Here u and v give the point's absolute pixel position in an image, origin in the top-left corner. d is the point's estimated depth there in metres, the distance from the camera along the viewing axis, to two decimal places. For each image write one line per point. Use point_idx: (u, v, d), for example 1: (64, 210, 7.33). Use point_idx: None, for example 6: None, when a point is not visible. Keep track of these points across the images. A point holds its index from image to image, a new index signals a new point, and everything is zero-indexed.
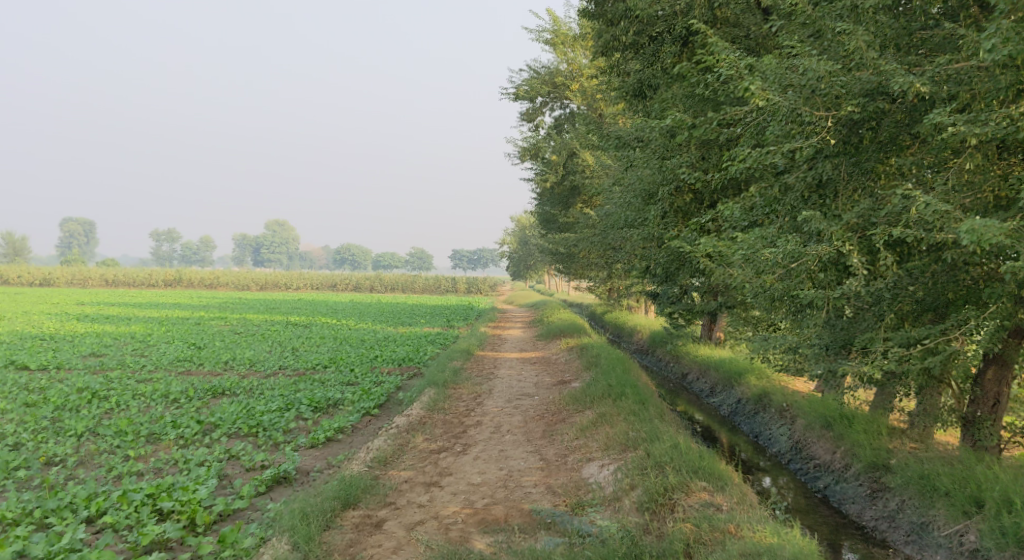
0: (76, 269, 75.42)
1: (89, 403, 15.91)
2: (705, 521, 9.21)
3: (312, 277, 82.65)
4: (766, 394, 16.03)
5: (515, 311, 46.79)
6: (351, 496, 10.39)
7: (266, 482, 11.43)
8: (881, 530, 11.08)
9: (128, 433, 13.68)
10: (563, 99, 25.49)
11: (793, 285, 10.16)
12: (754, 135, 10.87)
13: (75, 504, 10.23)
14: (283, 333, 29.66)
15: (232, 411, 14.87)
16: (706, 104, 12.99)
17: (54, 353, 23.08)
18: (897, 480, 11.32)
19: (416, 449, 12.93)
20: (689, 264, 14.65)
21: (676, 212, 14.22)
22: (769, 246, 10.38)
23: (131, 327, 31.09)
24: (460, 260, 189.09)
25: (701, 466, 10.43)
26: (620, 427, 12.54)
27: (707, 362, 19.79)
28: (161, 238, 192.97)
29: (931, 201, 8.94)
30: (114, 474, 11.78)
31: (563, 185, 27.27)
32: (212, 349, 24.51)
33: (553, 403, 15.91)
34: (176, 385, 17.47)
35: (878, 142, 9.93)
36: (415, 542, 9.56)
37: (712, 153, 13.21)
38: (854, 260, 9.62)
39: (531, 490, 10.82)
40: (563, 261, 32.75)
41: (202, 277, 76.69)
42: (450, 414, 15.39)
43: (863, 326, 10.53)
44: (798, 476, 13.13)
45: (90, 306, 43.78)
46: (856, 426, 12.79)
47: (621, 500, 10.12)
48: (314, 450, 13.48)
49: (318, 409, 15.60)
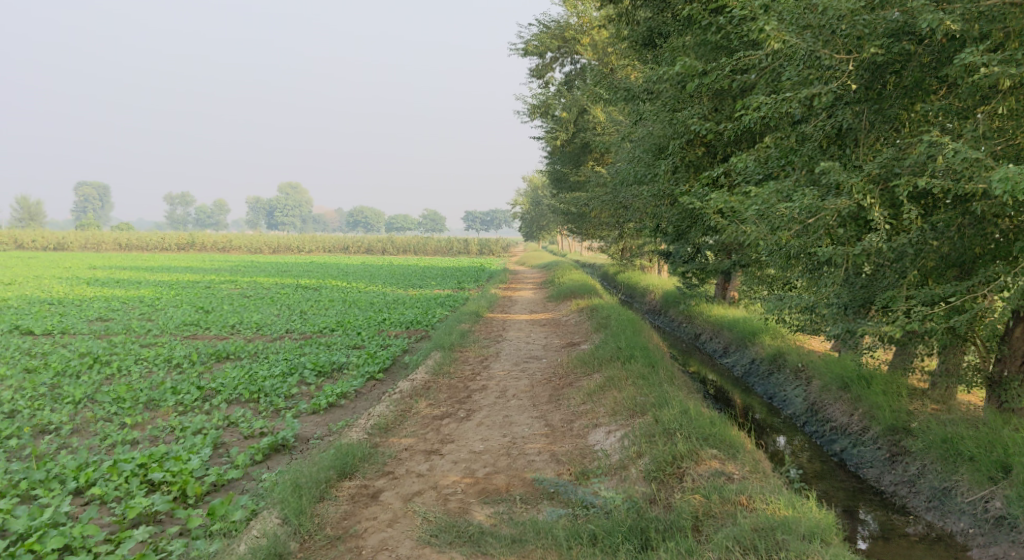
0: (90, 234, 75.53)
1: (90, 369, 15.59)
2: (716, 492, 8.77)
3: (325, 239, 82.43)
4: (781, 354, 15.50)
5: (527, 272, 46.23)
6: (347, 465, 10.03)
7: (264, 451, 11.07)
8: (900, 496, 10.60)
9: (126, 400, 13.34)
10: (574, 54, 24.79)
11: (810, 242, 9.58)
12: (768, 82, 10.24)
13: (64, 475, 9.91)
14: (292, 296, 29.35)
15: (233, 377, 14.50)
16: (719, 52, 12.39)
17: (60, 317, 22.84)
18: (917, 444, 10.81)
19: (418, 415, 12.53)
20: (702, 221, 14.10)
21: (687, 167, 13.61)
22: (784, 200, 9.79)
23: (140, 291, 30.83)
24: (473, 222, 188.42)
25: (712, 433, 9.95)
26: (628, 392, 12.08)
27: (720, 322, 19.26)
28: (174, 202, 193.23)
29: (961, 149, 8.30)
30: (109, 443, 11.44)
31: (573, 143, 26.55)
32: (219, 313, 24.17)
33: (561, 365, 15.48)
34: (179, 350, 17.13)
35: (902, 87, 9.25)
36: (412, 514, 9.19)
37: (726, 104, 12.51)
38: (875, 214, 9.04)
39: (534, 459, 10.41)
40: (575, 221, 32.12)
41: (215, 241, 76.49)
42: (455, 377, 15.00)
43: (884, 284, 9.96)
44: (813, 439, 12.65)
45: (102, 270, 43.56)
46: (874, 387, 12.27)
47: (627, 469, 9.70)
48: (316, 416, 13.10)
49: (322, 374, 15.26)
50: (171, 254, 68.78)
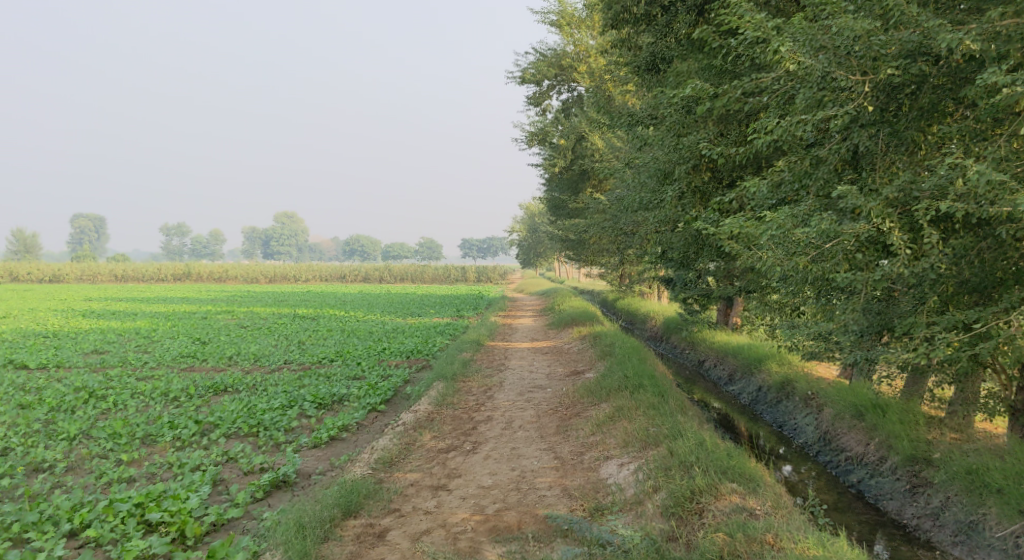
0: (86, 265, 75.10)
1: (85, 403, 15.22)
2: (740, 530, 8.45)
3: (321, 268, 82.11)
4: (789, 382, 15.18)
5: (525, 300, 45.92)
6: (352, 504, 9.69)
7: (264, 488, 10.72)
8: (924, 530, 10.27)
9: (122, 436, 12.97)
10: (571, 81, 24.75)
11: (828, 268, 9.37)
12: (780, 105, 10.09)
13: (58, 517, 9.54)
14: (290, 326, 28.99)
15: (232, 410, 14.15)
16: (725, 76, 12.25)
17: (55, 350, 22.48)
18: (940, 476, 10.50)
19: (423, 448, 12.18)
20: (708, 247, 13.90)
21: (693, 192, 13.31)
22: (800, 225, 9.61)
23: (136, 323, 30.48)
24: (470, 249, 188.42)
25: (730, 466, 9.65)
26: (639, 422, 11.78)
27: (724, 348, 18.95)
28: (170, 232, 193.12)
29: (984, 171, 8.13)
30: (104, 481, 11.07)
31: (572, 170, 26.39)
32: (217, 344, 23.81)
33: (566, 395, 15.15)
34: (176, 383, 16.78)
35: (918, 109, 9.11)
36: (421, 555, 8.84)
37: (732, 128, 12.33)
38: (895, 238, 8.84)
39: (546, 493, 10.08)
40: (574, 248, 31.90)
41: (212, 271, 76.17)
42: (459, 408, 14.66)
43: (901, 310, 9.73)
44: (828, 469, 12.30)
45: (99, 302, 43.21)
46: (890, 415, 11.95)
47: (643, 504, 9.39)
48: (317, 451, 12.74)
49: (322, 406, 14.91)
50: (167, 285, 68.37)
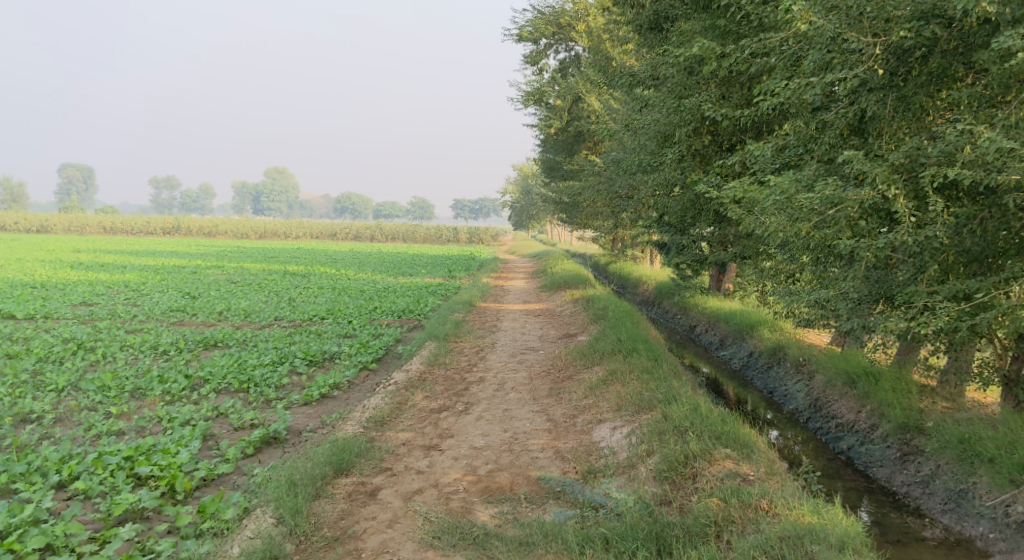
0: (73, 216, 74.33)
1: (73, 355, 15.08)
2: (734, 495, 8.44)
3: (312, 225, 81.54)
4: (780, 348, 15.16)
5: (517, 262, 45.76)
6: (343, 462, 9.63)
7: (255, 444, 10.64)
8: (914, 497, 10.31)
9: (111, 389, 12.85)
10: (569, 41, 24.37)
11: (831, 235, 9.28)
12: (787, 67, 9.98)
13: (46, 468, 9.45)
14: (281, 283, 28.80)
15: (222, 365, 14.05)
16: (731, 36, 12.01)
17: (43, 301, 22.28)
18: (932, 444, 10.52)
19: (414, 408, 12.11)
20: (706, 212, 13.77)
21: (693, 156, 13.15)
22: (803, 190, 9.53)
23: (125, 276, 30.19)
24: (462, 210, 187.57)
25: (724, 431, 9.64)
26: (632, 386, 11.73)
27: (716, 314, 18.89)
28: (160, 185, 191.52)
29: (995, 138, 8.02)
30: (93, 434, 10.97)
31: (567, 131, 26.07)
32: (206, 299, 23.60)
33: (559, 357, 15.09)
34: (166, 337, 16.63)
35: (928, 73, 9.00)
36: (413, 514, 8.81)
37: (734, 91, 12.14)
38: (900, 206, 8.80)
39: (538, 455, 10.05)
40: (567, 210, 31.66)
41: (202, 225, 75.62)
42: (451, 368, 14.60)
43: (900, 279, 9.65)
44: (818, 436, 12.30)
45: (87, 254, 42.78)
46: (882, 383, 11.94)
47: (636, 468, 9.38)
48: (308, 408, 12.67)
49: (313, 363, 14.82)
50: (156, 238, 67.89)
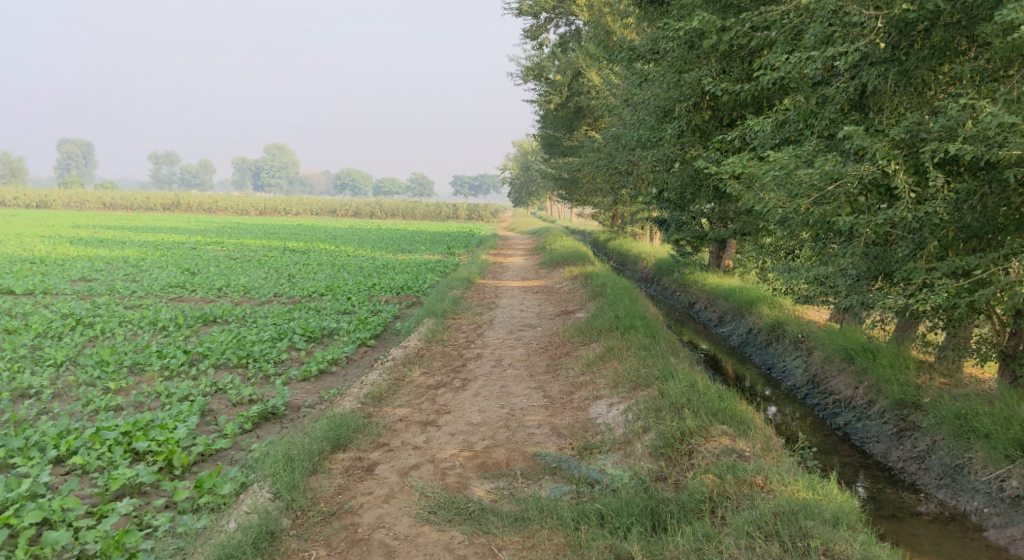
0: (72, 192, 74.15)
1: (72, 331, 15.08)
2: (729, 471, 8.44)
3: (312, 202, 81.27)
4: (779, 324, 15.14)
5: (517, 239, 45.70)
6: (341, 437, 9.65)
7: (253, 419, 10.65)
8: (910, 473, 10.34)
9: (109, 364, 12.86)
10: (569, 15, 24.18)
11: (829, 211, 9.26)
12: (788, 41, 9.91)
13: (44, 443, 9.47)
14: (280, 259, 28.75)
15: (221, 341, 14.05)
16: (732, 9, 11.90)
17: (42, 276, 22.23)
18: (929, 420, 10.53)
19: (412, 384, 12.12)
20: (706, 187, 13.71)
21: (693, 131, 13.07)
22: (803, 165, 9.50)
23: (124, 252, 30.10)
24: (462, 186, 186.98)
25: (721, 408, 9.65)
26: (630, 363, 11.74)
27: (715, 290, 18.86)
28: (160, 161, 191.00)
29: (996, 112, 7.95)
30: (91, 409, 10.98)
31: (567, 107, 25.90)
32: (206, 275, 23.55)
33: (557, 333, 15.09)
34: (165, 312, 16.61)
35: (930, 47, 8.94)
36: (409, 490, 8.83)
37: (735, 65, 12.03)
38: (899, 181, 8.75)
39: (535, 432, 10.06)
40: (567, 187, 31.51)
41: (201, 201, 75.45)
42: (449, 345, 14.61)
43: (899, 255, 9.63)
44: (815, 412, 12.32)
45: (87, 229, 42.59)
46: (880, 359, 11.94)
47: (632, 444, 9.40)
48: (306, 384, 12.68)
49: (312, 339, 14.82)
50: (155, 214, 67.82)
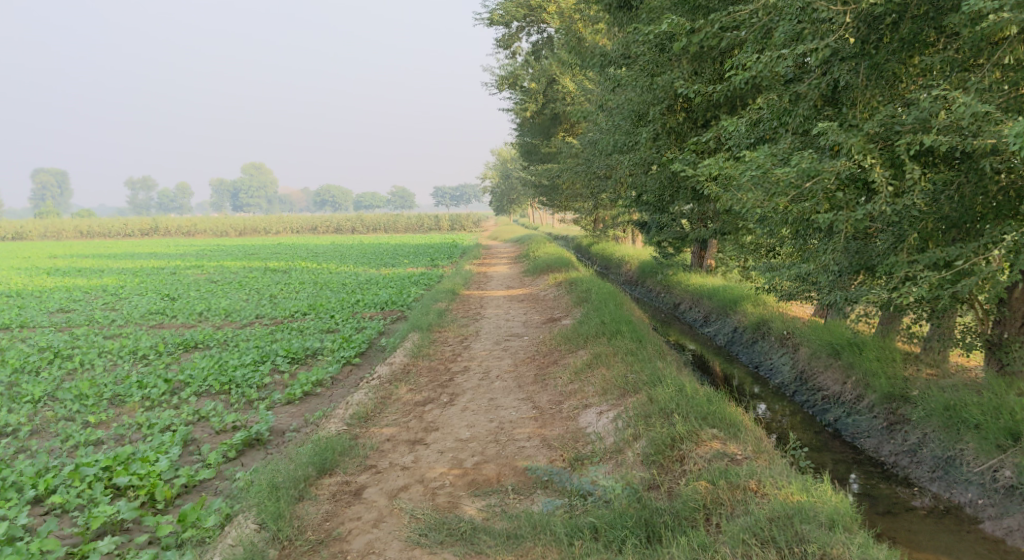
0: (48, 222, 73.36)
1: (51, 365, 14.80)
2: (722, 476, 8.35)
3: (292, 220, 80.82)
4: (765, 322, 15.10)
5: (499, 246, 45.61)
6: (327, 461, 9.47)
7: (236, 447, 10.46)
8: (902, 467, 10.28)
9: (89, 397, 12.61)
10: (540, 23, 24.15)
11: (809, 208, 9.23)
12: (758, 39, 9.89)
13: (21, 483, 9.24)
14: (261, 280, 28.47)
15: (203, 367, 13.81)
16: (702, 11, 11.89)
17: (19, 310, 21.90)
18: (918, 413, 10.49)
19: (399, 402, 11.95)
20: (684, 190, 13.67)
21: (668, 133, 13.03)
22: (779, 164, 9.46)
23: (103, 280, 29.75)
24: (442, 197, 186.78)
25: (711, 412, 9.55)
26: (617, 369, 11.63)
27: (700, 290, 18.80)
28: (136, 186, 189.76)
29: (970, 102, 7.96)
30: (71, 445, 10.75)
31: (543, 114, 25.81)
32: (186, 300, 23.27)
33: (543, 342, 14.96)
34: (145, 340, 16.36)
35: (899, 40, 8.95)
36: (398, 512, 8.67)
37: (706, 66, 11.99)
38: (877, 175, 8.71)
39: (524, 445, 9.92)
40: (547, 193, 31.41)
41: (180, 225, 74.90)
42: (435, 359, 14.45)
43: (880, 249, 9.60)
44: (805, 409, 12.25)
45: (66, 259, 42.13)
46: (866, 353, 11.89)
47: (623, 453, 9.29)
48: (291, 407, 12.48)
49: (295, 360, 14.62)
50: (134, 240, 67.25)
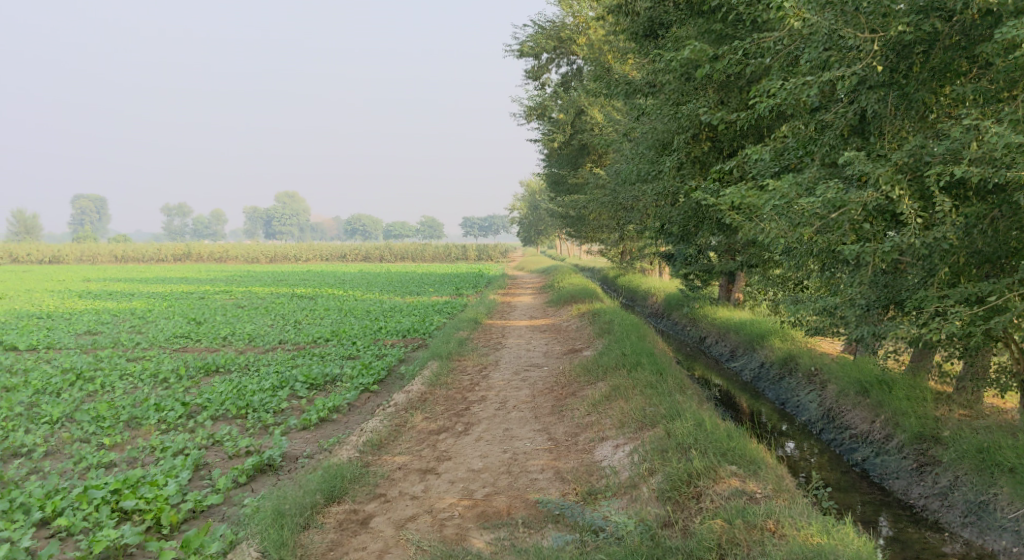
0: (85, 246, 74.72)
1: (72, 386, 14.83)
2: (739, 516, 8.03)
3: (322, 247, 81.48)
4: (792, 357, 14.73)
5: (526, 278, 45.43)
6: (335, 489, 9.29)
7: (247, 472, 10.33)
8: (932, 511, 9.86)
9: (106, 419, 12.57)
10: (569, 55, 24.19)
11: (834, 239, 8.98)
12: (785, 67, 9.75)
13: (29, 504, 9.16)
14: (287, 306, 28.53)
15: (221, 391, 13.74)
16: (728, 40, 11.78)
17: (48, 331, 22.08)
18: (949, 454, 10.08)
19: (413, 430, 11.76)
20: (709, 220, 13.44)
21: (693, 163, 12.84)
22: (804, 193, 9.24)
23: (133, 304, 30.01)
24: (472, 227, 187.60)
25: (730, 448, 9.24)
26: (635, 402, 11.34)
27: (726, 324, 18.46)
28: (171, 213, 193.06)
29: (1002, 132, 7.71)
30: (83, 467, 10.68)
31: (570, 145, 25.75)
32: (212, 325, 23.36)
33: (563, 373, 14.72)
34: (167, 364, 16.36)
35: (929, 69, 8.74)
36: (404, 543, 8.46)
37: (733, 95, 11.83)
38: (905, 206, 8.46)
39: (537, 477, 9.67)
40: (574, 224, 31.26)
41: (212, 251, 75.80)
42: (453, 388, 14.25)
43: (909, 284, 9.29)
44: (832, 448, 11.85)
45: (99, 282, 42.73)
46: (896, 391, 11.50)
47: (638, 488, 9.01)
48: (306, 433, 12.35)
49: (313, 386, 14.50)
50: (166, 265, 68.12)
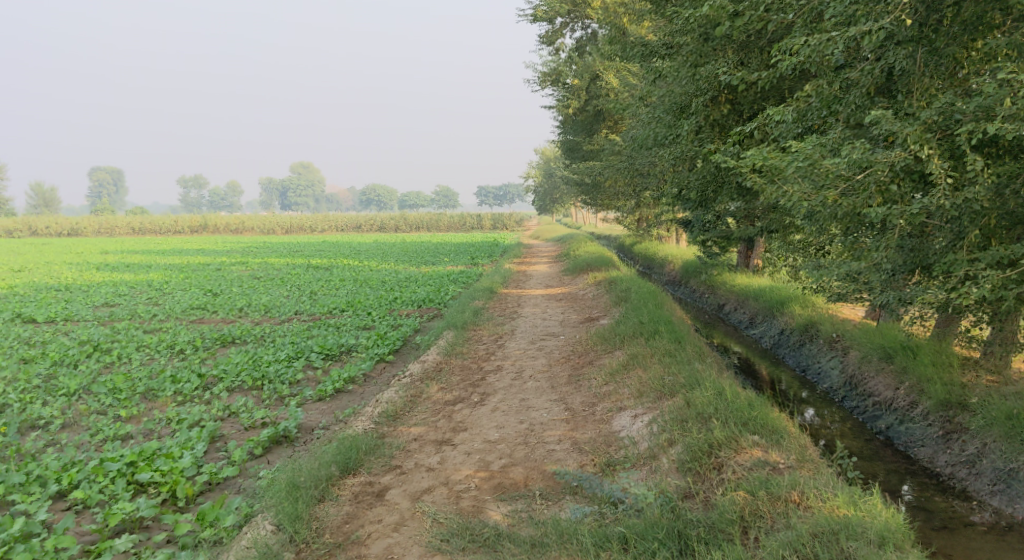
0: (103, 218, 75.07)
1: (88, 358, 14.80)
2: (762, 487, 7.86)
3: (337, 218, 81.41)
4: (813, 324, 14.47)
5: (541, 246, 45.15)
6: (351, 461, 9.20)
7: (263, 444, 10.26)
8: (959, 479, 9.66)
9: (122, 391, 12.54)
10: (584, 18, 23.70)
11: (860, 202, 8.69)
12: (808, 22, 9.40)
13: (45, 477, 9.12)
14: (303, 277, 28.47)
15: (237, 362, 13.68)
16: None
17: (66, 304, 22.12)
18: (977, 422, 9.84)
19: (429, 401, 11.64)
20: (728, 185, 13.14)
21: (712, 126, 12.48)
22: (828, 155, 8.95)
23: (150, 275, 30.05)
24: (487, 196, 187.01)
25: (751, 417, 9.04)
26: (653, 372, 11.15)
27: (745, 291, 18.18)
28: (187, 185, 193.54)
29: None
30: (99, 439, 10.64)
31: (585, 111, 25.34)
32: (228, 296, 23.32)
33: (580, 342, 14.55)
34: (183, 335, 16.30)
35: (961, 23, 8.38)
36: (420, 516, 8.36)
37: (753, 56, 11.49)
38: (934, 166, 8.15)
39: (555, 448, 9.54)
40: (589, 192, 30.91)
41: (228, 222, 75.93)
42: (469, 358, 14.12)
43: (938, 247, 9.00)
44: (855, 415, 11.64)
45: (119, 254, 42.91)
46: (921, 357, 11.24)
47: (658, 459, 8.86)
48: (321, 404, 12.27)
49: (329, 357, 14.41)
50: (183, 237, 68.32)
